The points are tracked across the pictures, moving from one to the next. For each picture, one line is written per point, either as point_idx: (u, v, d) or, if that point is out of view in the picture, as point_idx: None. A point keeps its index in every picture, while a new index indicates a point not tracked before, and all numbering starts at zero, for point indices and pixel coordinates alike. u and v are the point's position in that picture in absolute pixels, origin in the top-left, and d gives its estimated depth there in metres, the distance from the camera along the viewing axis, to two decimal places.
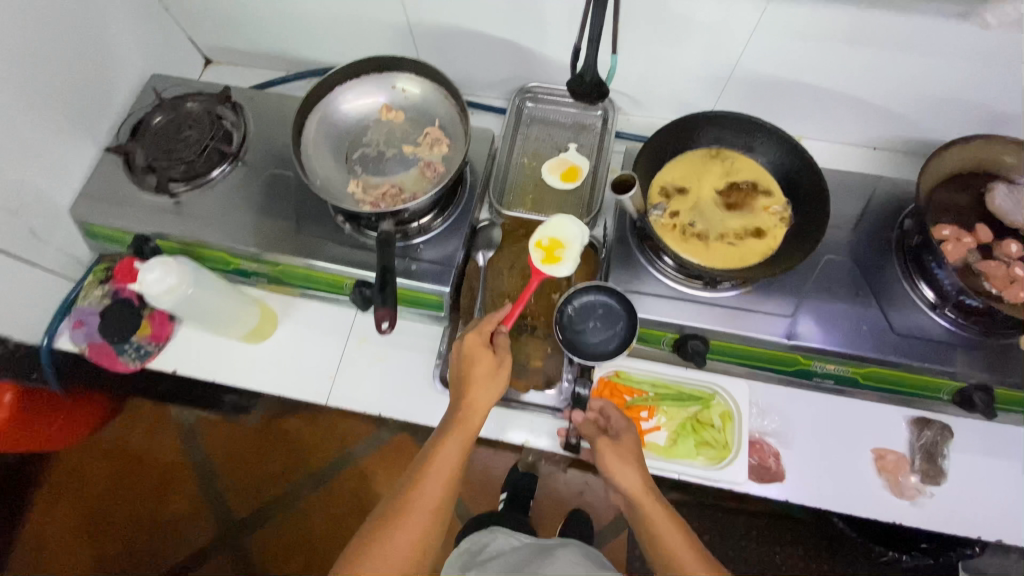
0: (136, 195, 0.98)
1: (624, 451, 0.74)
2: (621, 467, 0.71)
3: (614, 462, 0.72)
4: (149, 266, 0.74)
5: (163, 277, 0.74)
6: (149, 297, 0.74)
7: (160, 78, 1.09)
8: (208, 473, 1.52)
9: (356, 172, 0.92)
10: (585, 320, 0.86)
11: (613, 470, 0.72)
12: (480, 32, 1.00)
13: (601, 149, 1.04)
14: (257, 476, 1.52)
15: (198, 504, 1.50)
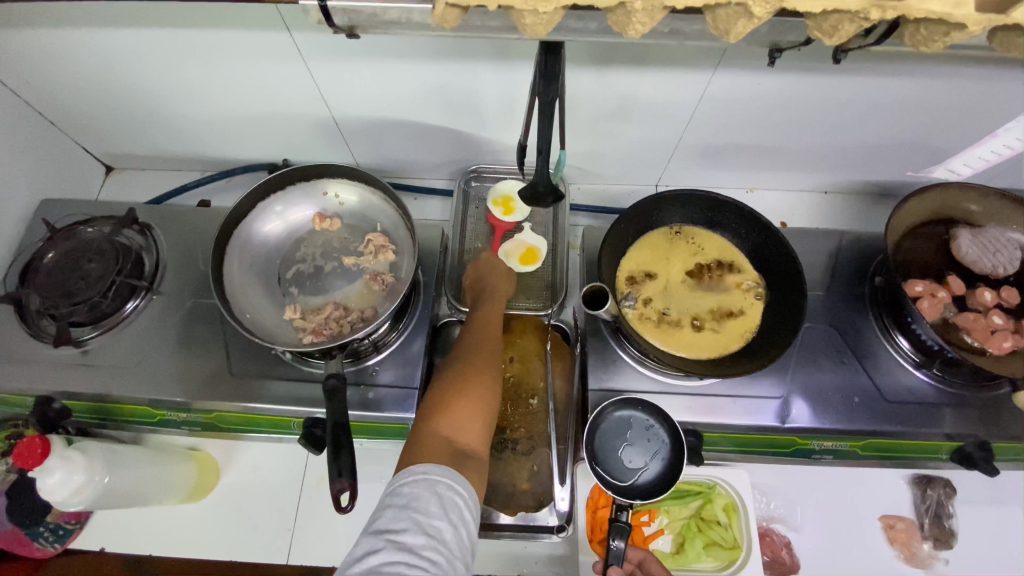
0: (34, 349, 0.84)
1: None
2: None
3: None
4: (45, 468, 0.67)
5: (68, 477, 0.68)
6: (55, 502, 0.68)
7: (53, 206, 0.96)
8: None
9: (293, 295, 0.82)
10: (617, 442, 0.76)
11: None
12: (414, 122, 0.92)
13: (557, 227, 0.98)
14: None
15: None
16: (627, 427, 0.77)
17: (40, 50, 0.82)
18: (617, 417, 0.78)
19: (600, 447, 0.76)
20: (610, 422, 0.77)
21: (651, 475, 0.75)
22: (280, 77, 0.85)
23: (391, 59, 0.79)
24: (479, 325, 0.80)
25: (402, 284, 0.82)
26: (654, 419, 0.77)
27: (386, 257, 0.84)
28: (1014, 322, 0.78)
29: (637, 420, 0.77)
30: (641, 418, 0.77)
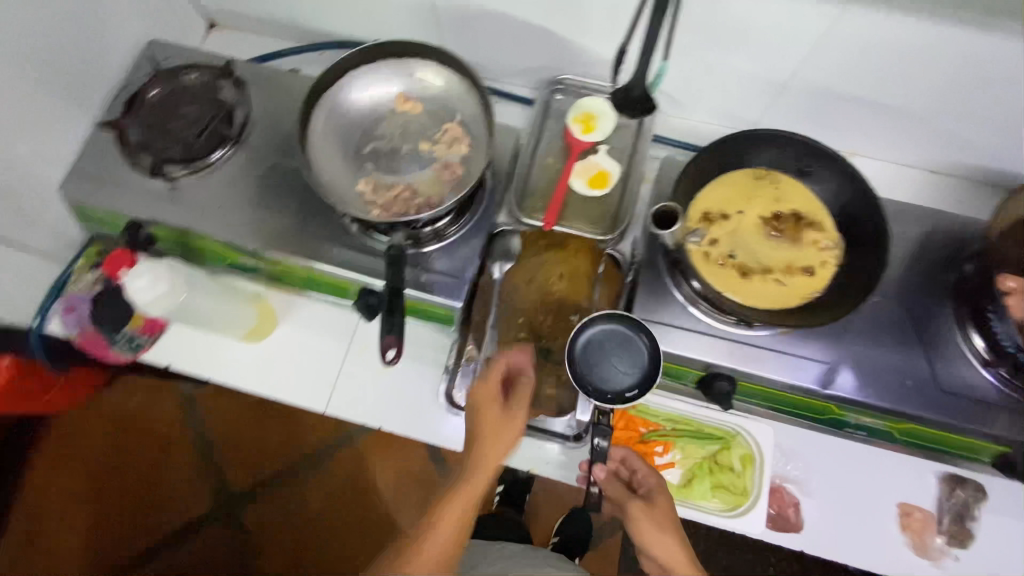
0: (130, 176, 0.90)
1: (659, 515, 0.74)
2: (659, 536, 0.71)
3: (652, 531, 0.72)
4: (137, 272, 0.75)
5: (153, 284, 0.76)
6: (139, 303, 0.76)
7: (160, 45, 0.98)
8: (206, 445, 1.44)
9: (367, 169, 0.85)
10: (598, 356, 0.76)
11: (648, 538, 0.72)
12: (511, 16, 0.90)
13: (634, 155, 0.95)
14: (254, 451, 1.45)
15: (193, 474, 1.43)
16: (605, 341, 0.76)
17: None
18: (597, 331, 0.76)
19: (582, 360, 0.76)
20: (587, 340, 0.76)
21: (641, 378, 0.75)
22: None
23: None
24: (455, 494, 0.72)
25: (472, 178, 0.83)
26: (634, 331, 0.76)
27: (460, 150, 0.85)
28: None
29: (615, 333, 0.76)
30: (620, 331, 0.76)
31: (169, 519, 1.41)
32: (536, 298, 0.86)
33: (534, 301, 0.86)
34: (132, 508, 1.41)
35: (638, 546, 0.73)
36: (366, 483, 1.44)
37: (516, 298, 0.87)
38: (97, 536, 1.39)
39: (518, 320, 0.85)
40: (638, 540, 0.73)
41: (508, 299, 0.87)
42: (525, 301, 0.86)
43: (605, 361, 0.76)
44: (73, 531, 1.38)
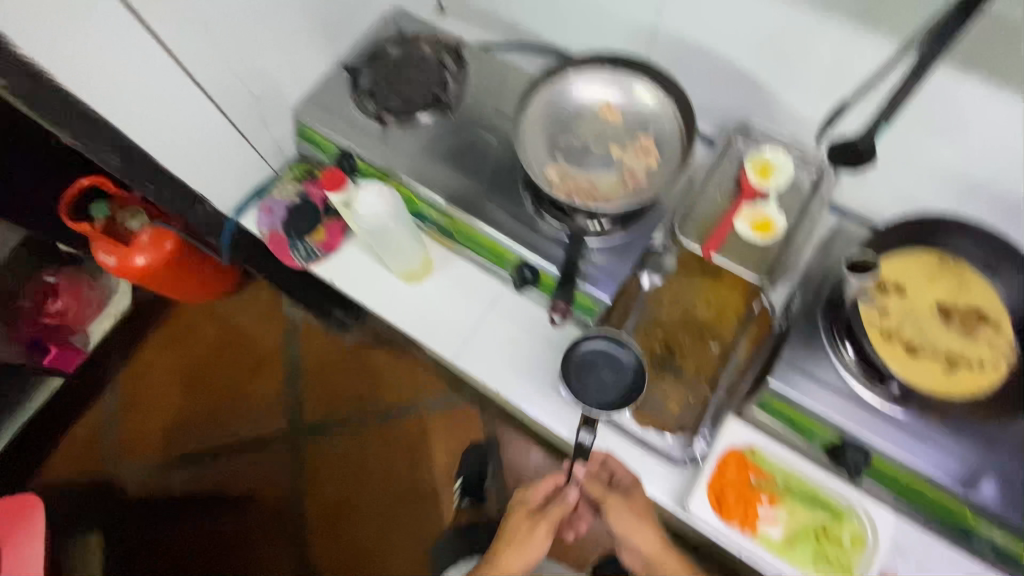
0: (352, 113, 1.04)
1: (638, 508, 0.83)
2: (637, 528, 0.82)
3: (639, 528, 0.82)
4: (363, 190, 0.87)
5: (373, 202, 0.85)
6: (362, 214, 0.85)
7: (403, 14, 1.13)
8: (295, 371, 1.67)
9: (559, 159, 0.92)
10: (587, 372, 0.83)
11: (631, 529, 0.83)
12: (723, 58, 0.95)
13: (803, 213, 0.97)
14: (333, 389, 1.65)
15: (277, 392, 1.66)
16: (589, 359, 0.83)
17: None
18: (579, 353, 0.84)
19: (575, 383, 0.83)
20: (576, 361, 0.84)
21: (629, 378, 0.81)
22: None
23: None
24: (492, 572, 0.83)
25: (654, 190, 0.88)
26: (610, 342, 0.82)
27: (647, 162, 0.91)
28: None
29: (599, 347, 0.83)
30: (602, 345, 0.83)
31: (245, 424, 1.63)
32: (679, 318, 0.88)
33: (676, 320, 0.88)
34: (223, 401, 1.66)
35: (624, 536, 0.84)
36: (418, 453, 1.58)
37: (659, 311, 0.89)
38: (189, 415, 1.65)
39: (658, 333, 0.88)
40: (624, 532, 0.83)
41: (652, 310, 0.89)
42: (667, 318, 0.88)
43: (596, 375, 0.83)
44: (171, 403, 1.65)
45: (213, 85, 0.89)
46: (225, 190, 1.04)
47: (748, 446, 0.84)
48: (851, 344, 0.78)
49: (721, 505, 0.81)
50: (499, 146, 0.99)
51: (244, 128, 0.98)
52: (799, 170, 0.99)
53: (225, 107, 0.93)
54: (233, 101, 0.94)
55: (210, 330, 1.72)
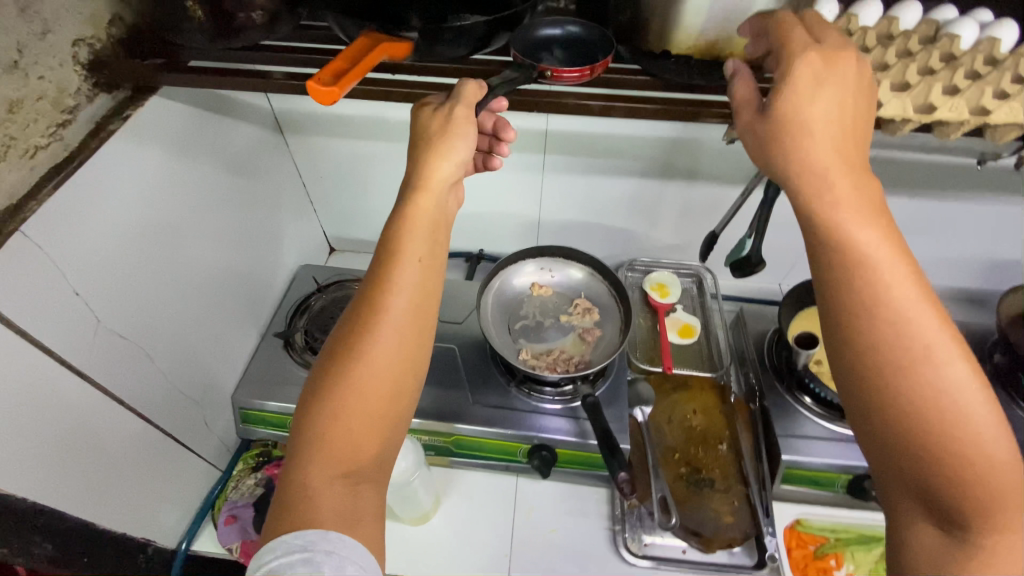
0: (297, 374, 0.99)
1: (826, 79, 0.50)
2: (819, 89, 0.50)
3: (804, 124, 0.50)
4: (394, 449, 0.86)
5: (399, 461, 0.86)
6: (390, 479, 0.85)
7: (312, 268, 1.18)
8: None
9: (522, 342, 1.00)
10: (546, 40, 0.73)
11: (809, 92, 0.50)
12: (597, 222, 1.19)
13: (702, 307, 1.19)
14: None
15: None
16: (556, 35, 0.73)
17: (346, 153, 1.14)
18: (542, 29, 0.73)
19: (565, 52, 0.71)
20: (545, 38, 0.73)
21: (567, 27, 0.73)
22: (513, 184, 1.14)
23: (608, 173, 1.08)
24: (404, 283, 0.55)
25: (612, 337, 1.00)
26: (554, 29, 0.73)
27: (593, 317, 1.03)
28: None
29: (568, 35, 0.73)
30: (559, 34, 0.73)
31: None
32: (683, 435, 0.98)
33: (682, 438, 0.97)
34: None
35: (797, 88, 0.50)
36: None
37: (663, 436, 0.98)
38: None
39: (675, 456, 0.96)
40: (805, 121, 0.49)
41: (660, 437, 0.98)
42: (673, 439, 0.98)
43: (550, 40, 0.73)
44: None
45: (157, 410, 0.79)
46: (168, 518, 0.87)
47: (794, 519, 0.93)
48: (807, 394, 0.95)
49: None
50: (459, 350, 1.04)
51: (185, 440, 0.87)
52: (685, 280, 1.23)
53: (168, 427, 0.82)
54: (175, 416, 0.83)
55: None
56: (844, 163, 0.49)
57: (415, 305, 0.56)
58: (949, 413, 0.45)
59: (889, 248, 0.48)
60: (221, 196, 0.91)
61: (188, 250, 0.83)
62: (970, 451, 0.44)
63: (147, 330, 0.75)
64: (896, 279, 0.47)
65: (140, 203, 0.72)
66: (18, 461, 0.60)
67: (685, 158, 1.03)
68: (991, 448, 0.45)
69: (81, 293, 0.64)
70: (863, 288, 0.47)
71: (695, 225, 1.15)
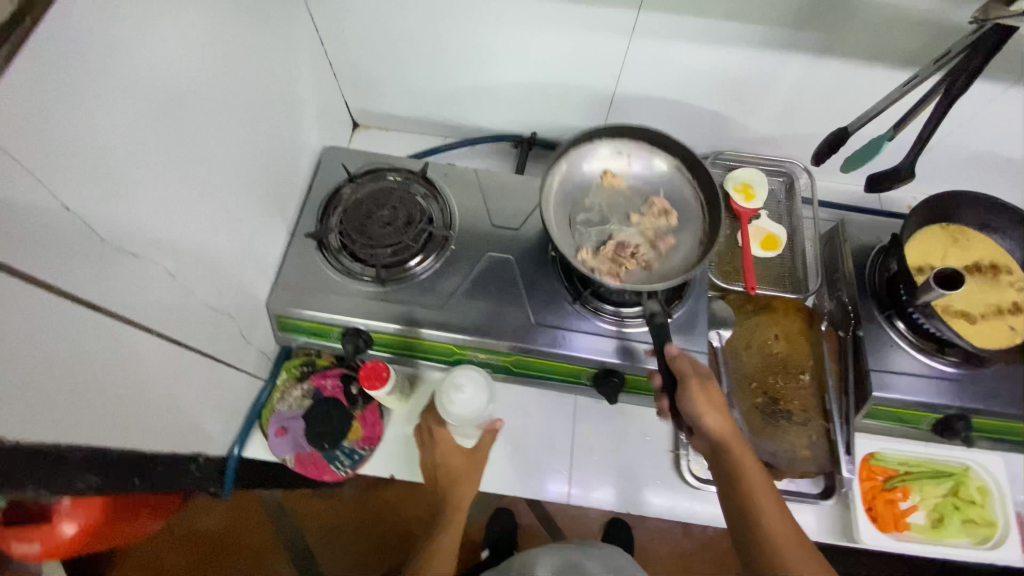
0: (335, 280, 0.88)
1: (715, 398, 0.71)
2: (712, 395, 0.72)
3: (706, 405, 0.70)
4: (458, 385, 0.78)
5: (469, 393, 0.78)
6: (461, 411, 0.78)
7: (338, 150, 1.00)
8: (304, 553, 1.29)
9: (582, 238, 0.87)
10: None
11: (707, 395, 0.71)
12: (683, 105, 0.98)
13: (790, 214, 1.01)
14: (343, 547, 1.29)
15: None
16: None
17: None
18: None
19: None
20: None
21: None
22: (587, 52, 0.91)
23: (713, 42, 0.85)
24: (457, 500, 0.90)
25: (688, 250, 0.85)
26: None
27: (670, 223, 0.87)
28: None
29: None
30: None
31: None
32: (760, 362, 0.91)
33: (759, 365, 0.90)
34: None
35: (701, 382, 0.72)
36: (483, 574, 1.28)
37: (739, 363, 0.91)
38: None
39: (751, 385, 0.89)
40: (694, 415, 0.70)
41: (736, 364, 0.91)
42: (750, 367, 0.91)
43: None
44: None
45: (188, 330, 0.69)
46: (216, 428, 0.83)
47: (865, 452, 0.89)
48: (901, 320, 0.86)
49: (876, 518, 0.85)
50: (518, 259, 0.91)
51: (223, 354, 0.79)
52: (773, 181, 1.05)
53: (204, 346, 0.73)
54: (208, 333, 0.74)
55: (183, 556, 1.26)
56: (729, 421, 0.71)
57: (469, 489, 0.89)
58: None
59: (759, 476, 0.68)
60: (228, 61, 0.70)
61: (197, 140, 0.65)
62: None
63: (162, 244, 0.62)
64: (769, 515, 0.66)
65: (124, 75, 0.53)
66: (47, 409, 0.51)
67: (824, 26, 0.79)
68: None
69: (74, 207, 0.49)
70: (745, 512, 0.67)
71: (804, 115, 0.94)
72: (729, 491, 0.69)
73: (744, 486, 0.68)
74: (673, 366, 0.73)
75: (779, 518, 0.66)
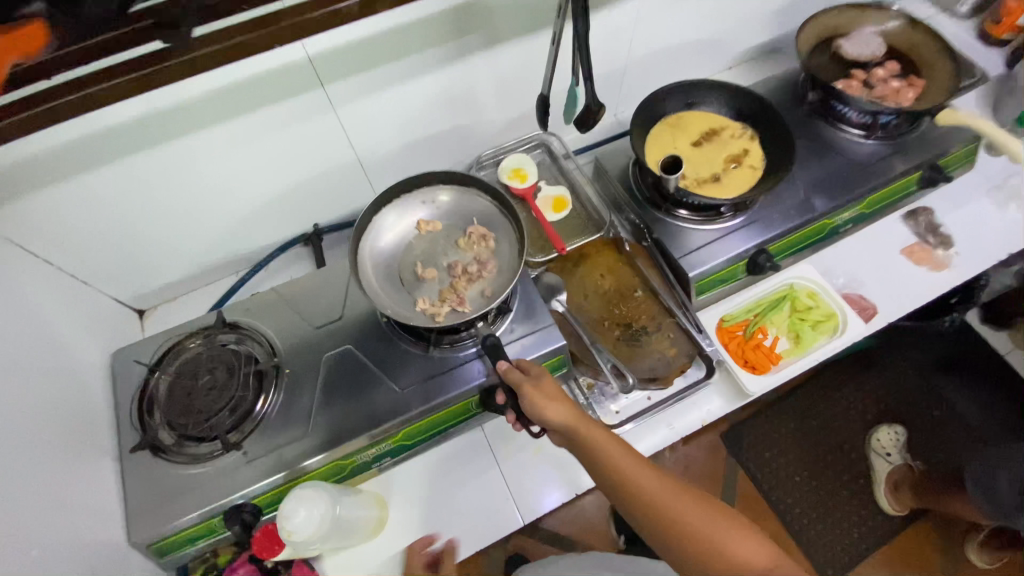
0: (192, 472, 0.82)
1: (548, 388, 0.76)
2: (549, 392, 0.76)
3: (544, 401, 0.74)
4: (288, 511, 0.71)
5: (306, 514, 0.71)
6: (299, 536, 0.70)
7: (131, 347, 0.93)
8: None
9: (415, 287, 0.90)
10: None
11: (546, 402, 0.74)
12: (422, 136, 1.05)
13: (562, 171, 1.11)
14: None
15: None
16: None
17: (78, 198, 0.84)
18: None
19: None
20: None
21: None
22: (307, 137, 0.94)
23: (405, 78, 0.92)
24: None
25: (511, 263, 0.89)
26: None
27: (489, 245, 0.91)
28: (908, 71, 1.09)
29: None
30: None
31: None
32: (602, 302, 0.99)
33: (603, 305, 0.99)
34: None
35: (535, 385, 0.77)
36: None
37: (588, 313, 0.99)
38: None
39: (606, 324, 0.97)
40: (539, 415, 0.75)
41: (585, 316, 0.98)
42: (597, 310, 0.99)
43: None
44: None
45: None
46: None
47: (718, 319, 1.01)
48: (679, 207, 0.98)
49: (754, 366, 0.96)
50: (355, 343, 0.91)
51: None
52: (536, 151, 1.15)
53: None
54: None
55: None
56: (571, 405, 0.75)
57: None
58: (670, 516, 0.66)
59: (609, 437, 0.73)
60: None
61: None
62: (697, 537, 0.65)
63: None
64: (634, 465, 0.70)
65: None
66: None
67: (477, 25, 0.89)
68: (723, 537, 0.65)
69: None
70: (613, 477, 0.71)
71: (518, 93, 1.05)
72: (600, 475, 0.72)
73: (602, 453, 0.72)
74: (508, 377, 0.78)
75: (639, 466, 0.70)
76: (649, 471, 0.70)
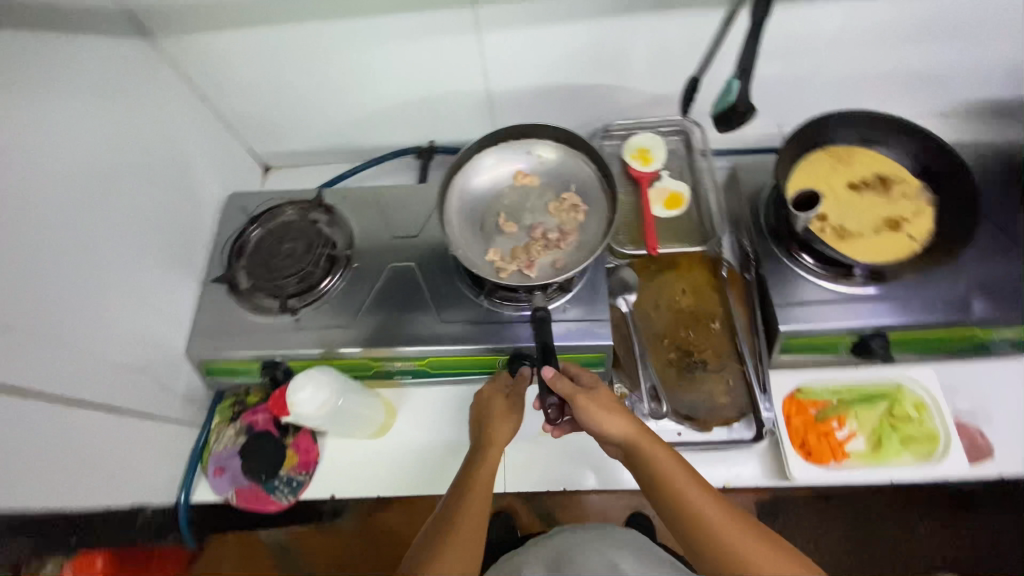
0: (250, 319, 0.92)
1: (603, 396, 0.73)
2: (603, 402, 0.72)
3: (598, 412, 0.71)
4: (300, 386, 0.79)
5: (314, 394, 0.80)
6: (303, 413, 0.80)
7: (243, 194, 1.04)
8: None
9: (490, 235, 0.88)
10: None
11: (599, 414, 0.71)
12: (556, 87, 1.00)
13: (689, 169, 1.01)
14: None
15: None
16: None
17: (240, 49, 0.94)
18: None
19: None
20: None
21: None
22: (446, 53, 0.94)
23: (555, 20, 0.87)
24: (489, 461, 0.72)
25: (593, 240, 0.85)
26: None
27: (577, 216, 0.87)
28: None
29: None
30: None
31: None
32: (672, 318, 0.91)
33: (671, 321, 0.91)
34: None
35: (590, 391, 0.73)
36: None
37: (652, 323, 0.92)
38: None
39: (665, 342, 0.90)
40: (592, 424, 0.71)
41: (647, 326, 0.91)
42: (662, 324, 0.91)
43: None
44: None
45: (99, 389, 0.74)
46: (160, 478, 0.86)
47: (793, 387, 0.88)
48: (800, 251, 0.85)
49: (810, 452, 0.83)
50: (420, 263, 0.94)
51: (147, 406, 0.83)
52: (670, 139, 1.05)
53: (120, 402, 0.77)
54: (124, 388, 0.78)
55: None
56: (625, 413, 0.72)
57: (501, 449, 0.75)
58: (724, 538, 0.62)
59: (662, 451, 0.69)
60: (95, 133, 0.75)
61: (70, 208, 0.70)
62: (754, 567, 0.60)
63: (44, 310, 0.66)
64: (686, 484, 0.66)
65: None
66: None
67: None
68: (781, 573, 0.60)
69: None
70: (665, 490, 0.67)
71: (672, 71, 0.96)
72: (650, 487, 0.69)
73: (654, 467, 0.68)
74: (555, 388, 0.72)
75: (692, 483, 0.66)
76: (703, 490, 0.66)
